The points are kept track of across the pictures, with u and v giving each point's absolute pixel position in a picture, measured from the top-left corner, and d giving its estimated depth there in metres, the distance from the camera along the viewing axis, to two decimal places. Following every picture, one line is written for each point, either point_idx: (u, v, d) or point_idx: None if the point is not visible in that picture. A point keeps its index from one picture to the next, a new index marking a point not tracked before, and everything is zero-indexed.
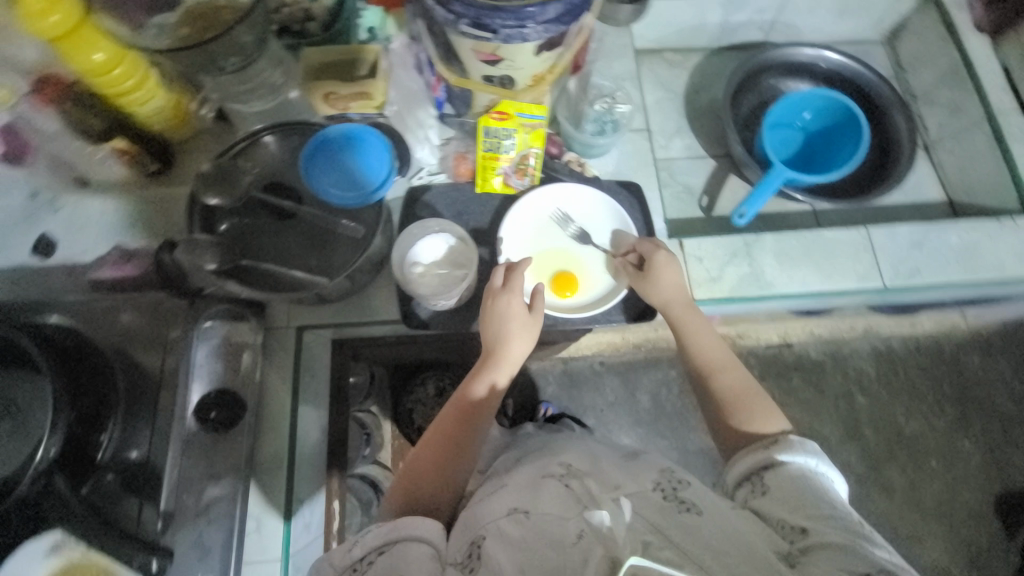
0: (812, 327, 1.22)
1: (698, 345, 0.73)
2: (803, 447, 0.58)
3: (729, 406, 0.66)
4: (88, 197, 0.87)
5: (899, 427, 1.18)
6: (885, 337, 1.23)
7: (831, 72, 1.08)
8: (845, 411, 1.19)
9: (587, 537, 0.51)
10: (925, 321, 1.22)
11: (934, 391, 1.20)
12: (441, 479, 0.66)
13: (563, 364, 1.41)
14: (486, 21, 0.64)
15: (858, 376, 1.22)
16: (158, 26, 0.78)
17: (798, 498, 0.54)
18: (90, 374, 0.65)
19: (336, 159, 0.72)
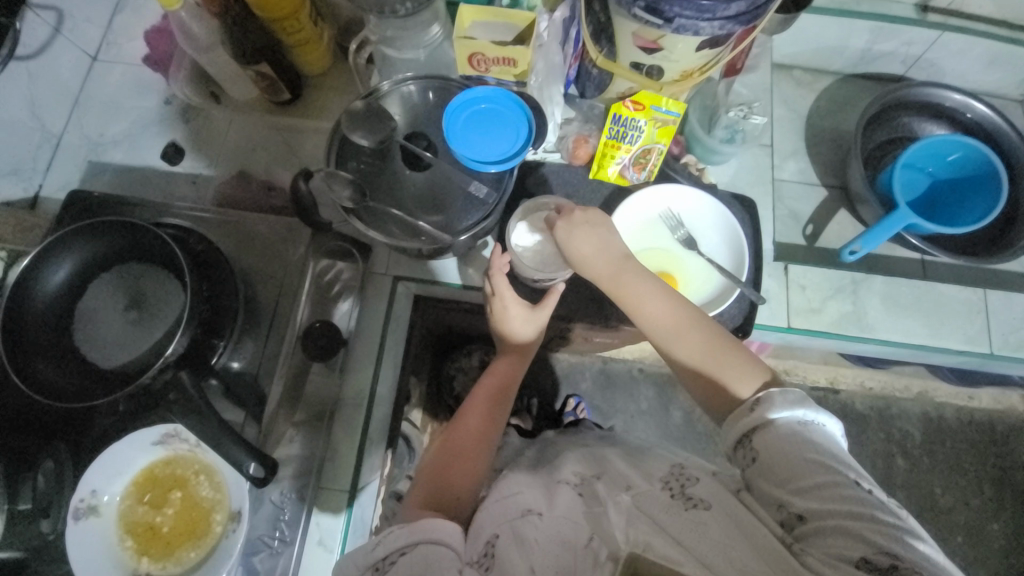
0: (862, 380, 1.47)
1: (646, 312, 0.68)
2: (783, 394, 0.56)
3: (705, 374, 0.63)
4: (218, 113, 0.90)
5: (934, 496, 1.44)
6: (938, 406, 1.49)
7: (970, 124, 1.03)
8: (881, 468, 1.46)
9: (597, 539, 0.53)
10: (981, 398, 1.48)
11: (976, 468, 1.46)
12: (469, 470, 0.68)
13: (602, 364, 1.52)
14: (662, 7, 0.62)
15: (902, 438, 1.47)
16: None
17: (787, 467, 0.52)
18: (217, 279, 0.68)
19: (478, 119, 0.72)
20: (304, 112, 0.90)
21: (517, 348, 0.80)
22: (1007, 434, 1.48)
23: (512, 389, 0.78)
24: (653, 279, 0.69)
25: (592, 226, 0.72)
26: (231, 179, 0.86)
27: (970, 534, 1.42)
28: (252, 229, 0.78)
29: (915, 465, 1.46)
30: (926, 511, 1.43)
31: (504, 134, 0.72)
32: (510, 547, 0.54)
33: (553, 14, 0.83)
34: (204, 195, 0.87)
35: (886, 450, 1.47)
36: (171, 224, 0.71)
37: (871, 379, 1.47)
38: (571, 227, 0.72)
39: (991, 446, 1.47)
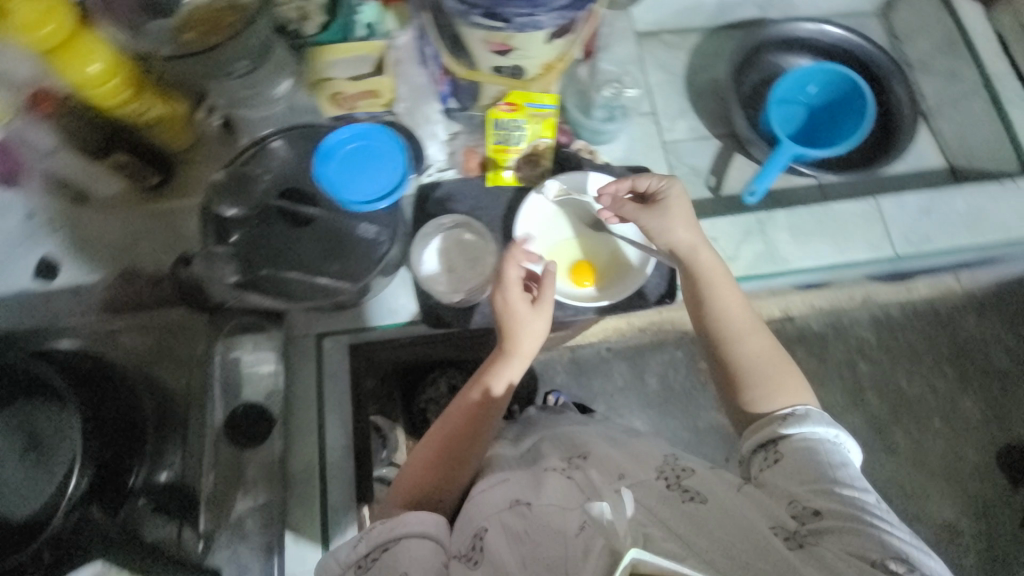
0: (812, 301, 1.41)
1: (716, 293, 0.71)
2: (814, 413, 0.60)
3: (748, 372, 0.67)
4: (84, 217, 0.83)
5: (902, 389, 1.40)
6: (883, 305, 1.44)
7: (831, 47, 1.08)
8: (849, 378, 1.40)
9: (589, 527, 0.51)
10: (919, 288, 1.43)
11: (933, 354, 1.42)
12: (451, 473, 0.69)
13: (571, 353, 1.45)
14: (499, 11, 0.63)
15: (859, 344, 1.43)
16: (157, 33, 0.72)
17: (809, 473, 0.56)
18: (117, 398, 0.65)
19: (352, 159, 0.70)
20: (179, 196, 0.85)
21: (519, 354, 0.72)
22: (952, 313, 1.44)
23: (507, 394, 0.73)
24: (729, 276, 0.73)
25: (680, 211, 0.74)
26: (111, 283, 0.80)
27: (944, 416, 1.39)
28: (135, 335, 0.76)
29: (878, 367, 1.41)
30: (900, 406, 1.39)
31: (381, 169, 0.71)
32: (500, 539, 0.56)
33: (400, 40, 0.84)
34: (90, 306, 0.80)
35: (848, 358, 1.42)
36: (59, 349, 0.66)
37: (830, 302, 1.42)
38: (680, 198, 0.75)
39: (970, 335, 1.43)
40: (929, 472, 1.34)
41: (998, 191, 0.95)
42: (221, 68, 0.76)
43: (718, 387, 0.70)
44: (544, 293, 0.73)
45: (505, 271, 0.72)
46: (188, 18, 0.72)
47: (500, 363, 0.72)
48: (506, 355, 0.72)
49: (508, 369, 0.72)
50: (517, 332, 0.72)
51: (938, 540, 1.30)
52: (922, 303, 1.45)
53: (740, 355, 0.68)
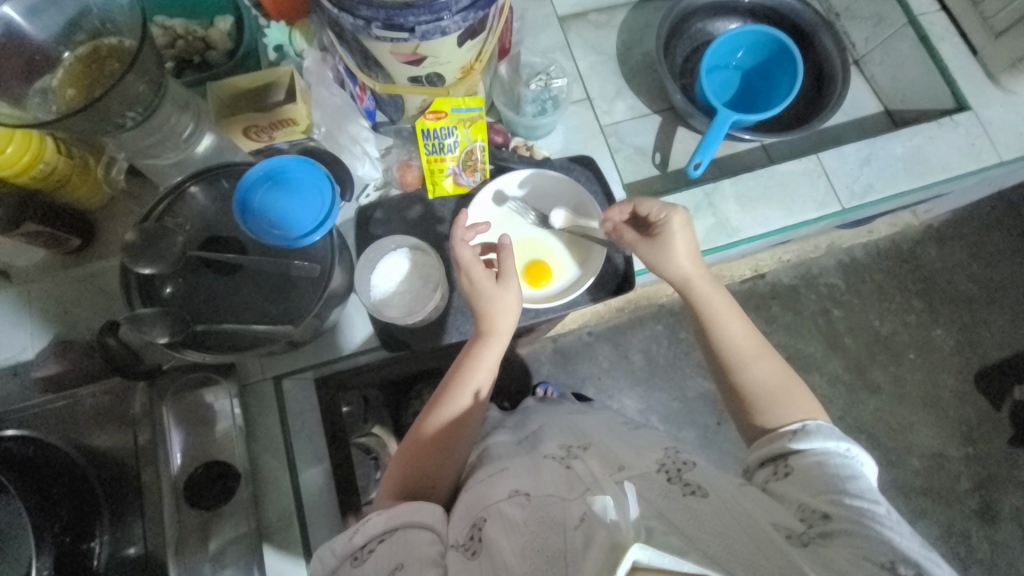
0: (780, 256, 1.41)
1: (719, 317, 0.72)
2: (824, 429, 0.60)
3: (758, 398, 0.66)
4: (9, 293, 0.79)
5: (875, 329, 1.42)
6: (848, 250, 1.45)
7: (755, 6, 1.07)
8: (825, 326, 1.41)
9: (588, 520, 0.49)
10: (880, 228, 1.45)
11: (900, 291, 1.44)
12: (441, 466, 0.67)
13: (554, 342, 1.40)
14: (399, 21, 0.60)
15: (830, 291, 1.44)
16: (41, 92, 0.65)
17: (819, 482, 0.54)
18: (63, 479, 0.60)
19: (273, 196, 0.67)
20: (108, 255, 0.81)
21: (492, 334, 0.71)
22: (913, 247, 1.46)
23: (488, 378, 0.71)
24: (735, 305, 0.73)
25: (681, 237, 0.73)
26: (46, 355, 0.74)
27: (919, 348, 1.41)
28: (88, 395, 0.68)
29: (851, 311, 1.43)
30: (876, 346, 1.41)
31: (308, 200, 0.68)
32: (495, 528, 0.54)
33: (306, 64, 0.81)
34: (29, 387, 0.75)
35: (821, 307, 1.43)
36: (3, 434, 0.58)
37: (798, 255, 1.44)
38: (684, 224, 0.74)
39: (934, 266, 1.45)
40: (911, 404, 1.37)
41: (933, 130, 0.96)
42: (108, 121, 0.63)
43: (730, 410, 0.70)
44: (505, 267, 0.73)
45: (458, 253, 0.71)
46: (68, 73, 0.66)
47: (478, 347, 0.71)
48: (483, 338, 0.71)
49: (487, 352, 0.71)
50: (491, 312, 0.71)
51: (926, 468, 1.34)
52: (884, 241, 1.46)
53: (750, 378, 0.68)
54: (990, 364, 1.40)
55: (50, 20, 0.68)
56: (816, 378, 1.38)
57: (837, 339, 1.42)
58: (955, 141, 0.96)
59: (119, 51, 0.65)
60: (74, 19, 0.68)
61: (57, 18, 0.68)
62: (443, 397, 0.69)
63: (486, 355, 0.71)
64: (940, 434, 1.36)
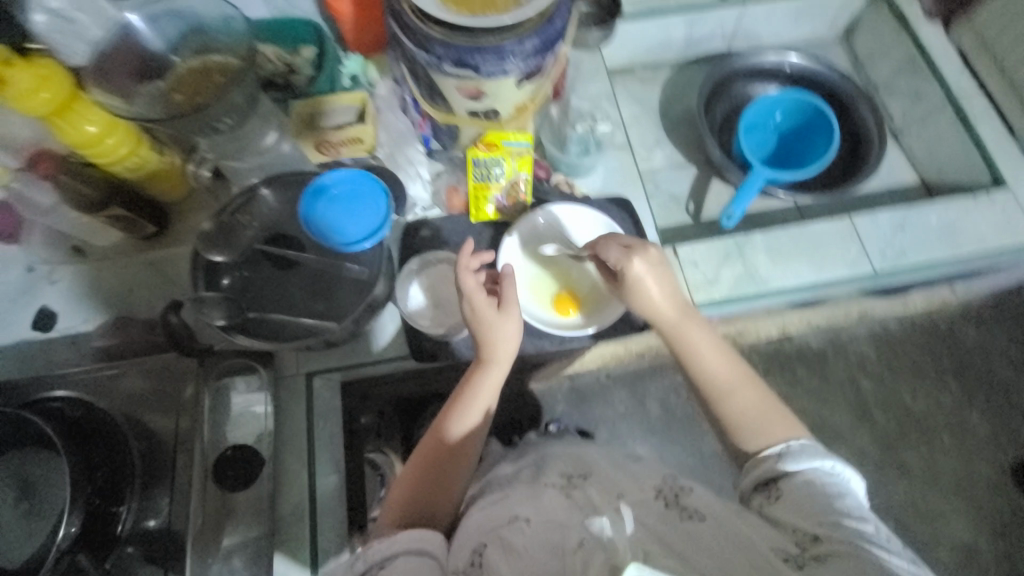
0: (808, 319, 1.40)
1: (699, 354, 0.70)
2: (807, 448, 0.60)
3: (741, 427, 0.66)
4: (84, 267, 0.86)
5: (906, 405, 1.37)
6: (880, 320, 1.43)
7: (796, 74, 1.13)
8: (852, 396, 1.38)
9: (589, 545, 0.52)
10: (914, 300, 1.43)
11: (934, 368, 1.40)
12: (442, 491, 0.69)
13: (572, 381, 1.40)
14: (467, 60, 0.68)
15: (859, 360, 1.41)
16: (149, 94, 0.75)
17: (810, 506, 0.54)
18: (107, 445, 0.67)
19: (333, 206, 0.73)
20: (174, 244, 0.88)
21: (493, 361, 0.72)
22: (952, 324, 1.42)
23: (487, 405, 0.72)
24: (712, 334, 0.72)
25: (663, 275, 0.72)
26: (108, 328, 0.80)
27: (952, 431, 1.35)
28: (130, 375, 0.72)
29: (880, 383, 1.39)
30: (905, 422, 1.36)
31: (364, 208, 0.74)
32: (498, 554, 0.56)
33: (378, 91, 0.91)
34: (84, 354, 0.81)
35: (849, 376, 1.40)
36: (50, 396, 0.69)
37: (828, 319, 1.42)
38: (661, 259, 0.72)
39: (971, 346, 1.41)
40: (942, 490, 1.30)
41: (970, 205, 0.98)
42: (208, 125, 0.73)
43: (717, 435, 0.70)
44: (505, 297, 0.74)
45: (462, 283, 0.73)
46: (176, 80, 0.76)
47: (478, 374, 0.72)
48: (484, 365, 0.73)
49: (487, 380, 0.72)
50: (492, 341, 0.72)
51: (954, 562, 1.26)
52: (917, 315, 1.44)
53: (732, 411, 0.67)
54: None
55: (166, 34, 0.78)
56: (840, 449, 1.34)
57: (864, 411, 1.38)
58: (994, 218, 0.96)
59: (223, 68, 0.74)
60: (187, 34, 0.79)
61: (173, 33, 0.79)
62: (445, 417, 0.71)
63: (485, 382, 0.72)
64: (973, 527, 1.28)
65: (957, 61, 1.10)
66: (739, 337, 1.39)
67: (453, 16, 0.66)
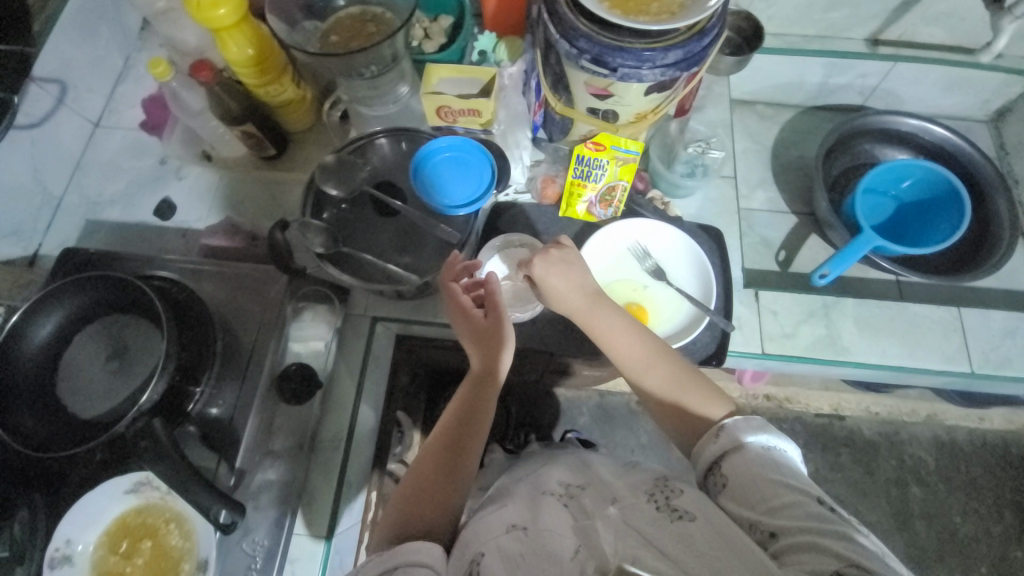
0: (868, 404, 1.31)
1: (615, 344, 0.70)
2: (742, 420, 0.57)
3: (682, 408, 0.64)
4: (208, 171, 0.95)
5: (954, 526, 1.26)
6: (949, 428, 1.32)
7: (931, 147, 1.06)
8: (895, 497, 1.28)
9: (583, 554, 0.51)
10: (994, 418, 1.31)
11: (996, 495, 1.28)
12: (441, 502, 0.64)
13: (605, 397, 1.38)
14: (607, 59, 0.68)
15: (914, 464, 1.30)
16: (309, 29, 0.82)
17: (757, 487, 0.52)
18: (195, 328, 0.72)
19: (441, 168, 0.77)
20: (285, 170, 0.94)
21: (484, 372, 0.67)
22: None
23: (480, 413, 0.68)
24: (627, 319, 0.72)
25: (571, 265, 0.74)
26: (217, 230, 0.87)
27: (994, 566, 1.24)
28: (208, 281, 0.80)
29: (931, 493, 1.28)
30: (948, 543, 1.25)
31: (469, 178, 0.77)
32: (494, 563, 0.55)
33: (509, 69, 0.92)
34: (190, 247, 0.89)
35: (898, 476, 1.30)
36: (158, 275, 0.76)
37: (893, 410, 1.32)
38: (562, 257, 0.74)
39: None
40: None
41: None
42: (353, 70, 0.79)
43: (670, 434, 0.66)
44: (493, 305, 0.68)
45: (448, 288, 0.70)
46: (334, 23, 0.81)
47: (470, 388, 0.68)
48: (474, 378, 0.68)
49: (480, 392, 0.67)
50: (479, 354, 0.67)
51: None
52: (994, 433, 1.31)
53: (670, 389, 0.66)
54: None
55: None
56: None
57: (905, 517, 1.28)
58: None
59: (379, 21, 0.80)
60: None
61: None
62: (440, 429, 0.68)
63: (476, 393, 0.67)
64: None
65: None
66: (788, 403, 1.32)
67: (605, 13, 0.66)
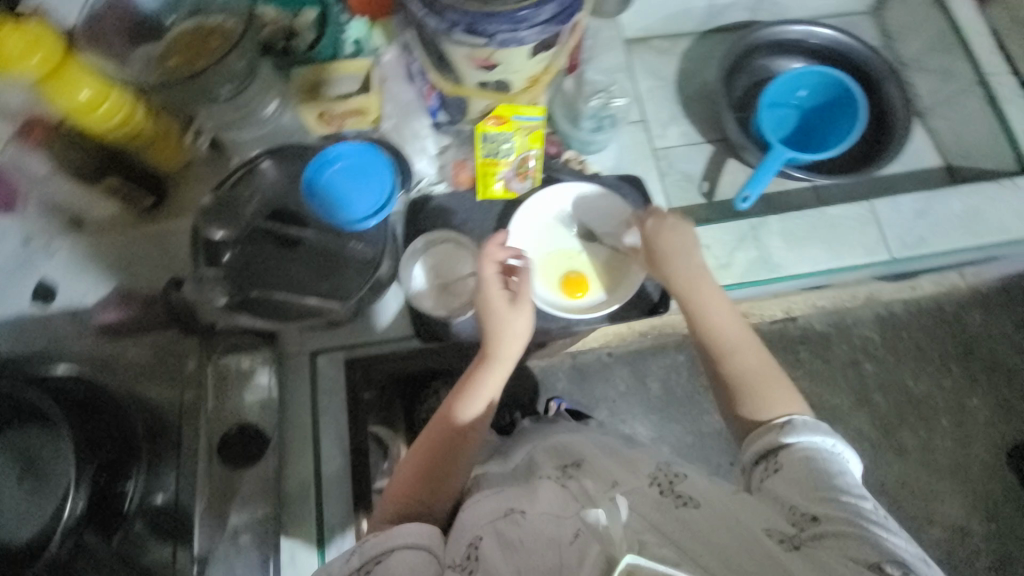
0: (815, 301, 1.38)
1: (710, 319, 0.70)
2: (811, 424, 0.60)
3: (736, 392, 0.66)
4: (81, 240, 0.83)
5: (908, 389, 1.37)
6: (887, 304, 1.41)
7: (821, 48, 1.07)
8: (854, 378, 1.37)
9: (584, 535, 0.50)
10: (924, 285, 1.40)
11: (938, 353, 1.39)
12: (438, 485, 0.66)
13: (574, 357, 1.39)
14: (480, 27, 0.63)
15: (863, 343, 1.40)
16: (144, 59, 0.73)
17: (807, 479, 0.55)
18: (110, 417, 0.63)
19: (336, 180, 0.70)
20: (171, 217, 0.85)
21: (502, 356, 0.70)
22: (958, 310, 1.41)
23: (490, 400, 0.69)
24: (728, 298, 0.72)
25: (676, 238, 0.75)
26: (108, 302, 0.77)
27: (952, 414, 1.35)
28: (132, 346, 0.74)
29: (883, 365, 1.38)
30: (905, 405, 1.36)
31: (369, 186, 0.71)
32: (494, 549, 0.54)
33: (383, 59, 0.86)
34: (82, 330, 0.79)
35: (852, 358, 1.39)
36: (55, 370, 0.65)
37: (836, 301, 1.40)
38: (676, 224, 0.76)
39: (977, 332, 1.40)
40: (937, 471, 1.31)
41: (994, 191, 0.95)
42: (206, 93, 0.73)
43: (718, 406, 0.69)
44: (522, 291, 0.72)
45: (483, 268, 0.72)
46: (171, 45, 0.73)
47: (481, 368, 0.69)
48: (487, 360, 0.70)
49: (490, 375, 0.69)
50: (499, 334, 0.70)
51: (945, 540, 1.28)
52: (925, 298, 1.42)
53: (727, 371, 0.67)
54: None
55: None
56: (838, 430, 1.35)
57: (865, 393, 1.37)
58: (1018, 204, 0.93)
59: (221, 30, 0.71)
60: None
61: None
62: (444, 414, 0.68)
63: (487, 377, 0.69)
64: (965, 507, 1.30)
65: (989, 38, 1.06)
66: (745, 318, 1.37)
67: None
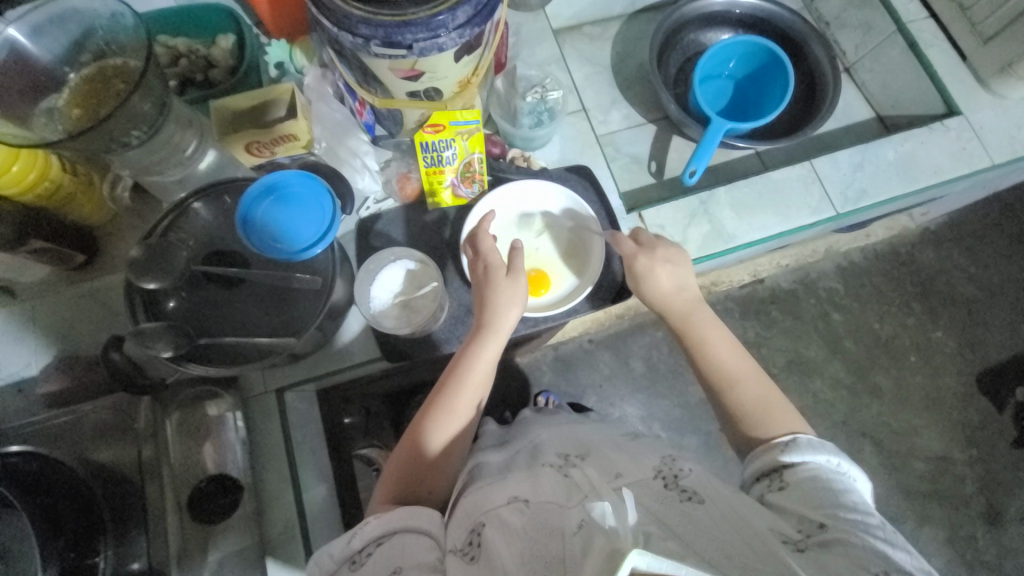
0: (779, 260, 1.41)
1: (709, 352, 0.70)
2: (814, 443, 0.59)
3: (738, 417, 0.66)
4: (15, 308, 0.79)
5: (876, 332, 1.41)
6: (846, 254, 1.45)
7: (745, 17, 1.09)
8: (825, 330, 1.41)
9: (587, 526, 0.47)
10: (878, 231, 1.45)
11: (900, 294, 1.44)
12: (434, 467, 0.64)
13: (554, 350, 1.39)
14: (397, 38, 0.62)
15: (829, 295, 1.43)
16: (47, 111, 0.67)
17: (814, 495, 0.54)
18: (66, 490, 0.58)
19: (272, 211, 0.68)
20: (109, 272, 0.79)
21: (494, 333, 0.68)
22: (912, 250, 1.46)
23: (483, 378, 0.68)
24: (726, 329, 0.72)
25: (680, 262, 0.75)
26: (50, 371, 0.75)
27: (920, 350, 1.40)
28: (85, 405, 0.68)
29: (850, 313, 1.43)
30: (876, 349, 1.40)
31: (309, 212, 0.69)
32: (494, 533, 0.52)
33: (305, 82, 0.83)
34: (33, 402, 0.75)
35: (821, 311, 1.42)
36: (9, 450, 0.57)
37: (798, 258, 1.43)
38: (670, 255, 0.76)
39: (932, 269, 1.45)
40: (913, 407, 1.37)
41: (925, 134, 0.98)
42: (114, 141, 0.65)
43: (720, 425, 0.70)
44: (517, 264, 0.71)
45: (479, 245, 0.73)
46: (72, 93, 0.68)
47: (473, 346, 0.68)
48: (479, 336, 0.68)
49: (482, 352, 0.68)
50: (492, 308, 0.69)
51: (930, 472, 1.33)
52: (881, 244, 1.46)
53: (728, 401, 0.68)
54: (991, 365, 1.40)
55: (55, 40, 0.69)
56: (818, 382, 1.38)
57: (838, 342, 1.41)
58: (948, 144, 0.97)
59: (125, 71, 0.67)
60: (78, 40, 0.70)
61: (61, 37, 0.69)
62: (437, 398, 0.66)
63: (480, 353, 0.68)
64: (944, 436, 1.35)
65: None
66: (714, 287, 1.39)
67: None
